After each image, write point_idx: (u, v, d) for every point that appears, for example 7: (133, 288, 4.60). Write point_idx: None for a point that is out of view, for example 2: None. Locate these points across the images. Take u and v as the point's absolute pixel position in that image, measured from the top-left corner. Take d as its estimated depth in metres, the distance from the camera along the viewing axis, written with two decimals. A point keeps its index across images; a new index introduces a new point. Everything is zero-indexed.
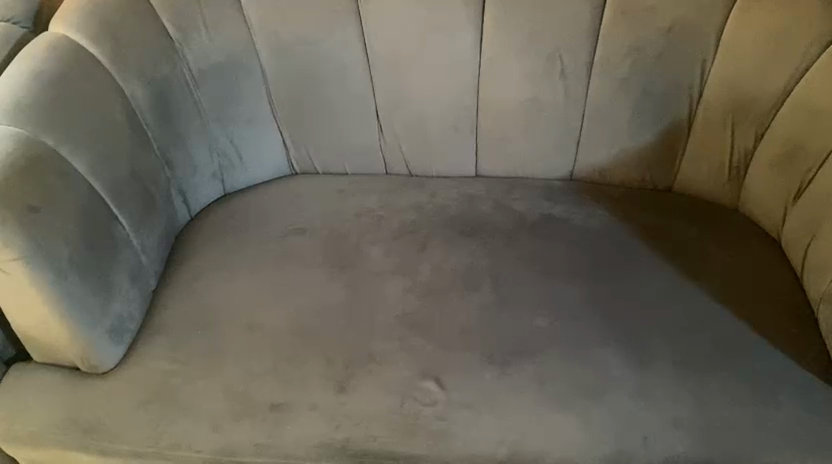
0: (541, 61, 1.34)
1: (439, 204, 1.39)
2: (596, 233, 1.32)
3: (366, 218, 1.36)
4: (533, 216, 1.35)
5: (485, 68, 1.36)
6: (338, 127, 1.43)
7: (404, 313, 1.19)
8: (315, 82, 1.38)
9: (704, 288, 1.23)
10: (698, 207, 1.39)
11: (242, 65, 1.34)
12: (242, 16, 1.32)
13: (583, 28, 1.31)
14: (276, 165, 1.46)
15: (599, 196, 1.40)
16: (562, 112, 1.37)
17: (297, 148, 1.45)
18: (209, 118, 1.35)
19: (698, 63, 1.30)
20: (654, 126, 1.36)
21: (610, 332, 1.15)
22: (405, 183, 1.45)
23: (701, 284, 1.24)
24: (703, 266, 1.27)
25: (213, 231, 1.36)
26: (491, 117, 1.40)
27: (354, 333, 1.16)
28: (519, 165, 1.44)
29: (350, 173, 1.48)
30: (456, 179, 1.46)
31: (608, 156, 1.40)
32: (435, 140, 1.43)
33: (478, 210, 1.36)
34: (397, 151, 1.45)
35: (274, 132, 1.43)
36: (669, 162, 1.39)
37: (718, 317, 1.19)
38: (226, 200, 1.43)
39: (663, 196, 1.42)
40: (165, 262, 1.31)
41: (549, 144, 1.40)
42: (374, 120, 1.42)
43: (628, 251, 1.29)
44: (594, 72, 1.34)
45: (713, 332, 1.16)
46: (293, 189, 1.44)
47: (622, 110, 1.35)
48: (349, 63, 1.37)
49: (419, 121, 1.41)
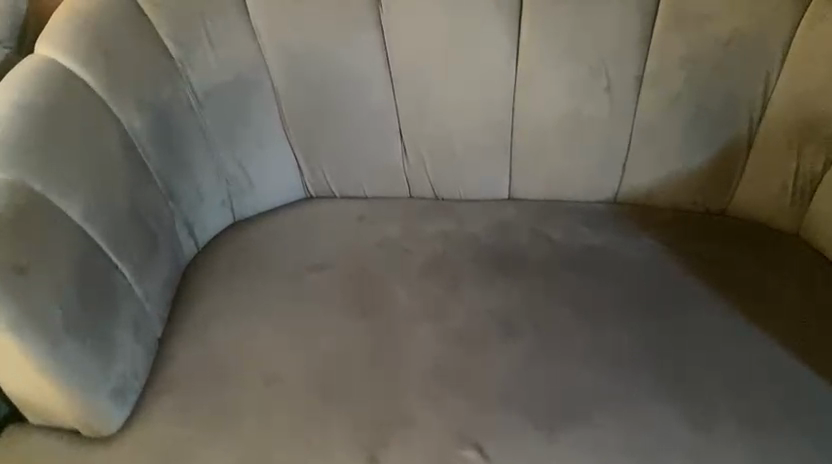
0: (584, 74, 1.20)
1: (470, 232, 1.25)
2: (646, 267, 1.19)
3: (390, 250, 1.23)
4: (575, 248, 1.22)
5: (520, 82, 1.22)
6: (358, 146, 1.28)
7: (438, 364, 1.06)
8: (331, 100, 1.23)
9: (769, 334, 1.10)
10: (755, 231, 1.25)
11: (252, 83, 1.21)
12: (250, 27, 1.18)
13: (633, 38, 1.17)
14: (289, 189, 1.32)
15: (647, 221, 1.28)
16: (606, 131, 1.24)
17: (312, 171, 1.31)
18: (216, 143, 1.22)
19: (762, 76, 1.16)
20: (710, 145, 1.22)
21: (669, 386, 1.03)
22: (430, 207, 1.31)
23: (766, 328, 1.11)
24: (767, 299, 1.15)
25: (222, 268, 1.23)
26: (529, 135, 1.26)
27: (383, 390, 1.04)
28: (558, 186, 1.30)
29: (369, 196, 1.34)
30: (486, 204, 1.31)
31: (657, 177, 1.27)
32: (465, 161, 1.28)
33: (514, 241, 1.23)
34: (422, 172, 1.30)
35: (286, 155, 1.29)
36: (723, 184, 1.26)
37: (788, 367, 1.06)
38: (235, 230, 1.30)
39: (716, 219, 1.28)
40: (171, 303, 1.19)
41: (592, 164, 1.27)
42: (397, 138, 1.27)
43: (682, 287, 1.16)
44: (643, 86, 1.20)
45: (784, 386, 1.04)
46: (307, 215, 1.31)
47: (673, 128, 1.22)
48: (370, 77, 1.22)
49: (447, 141, 1.27)
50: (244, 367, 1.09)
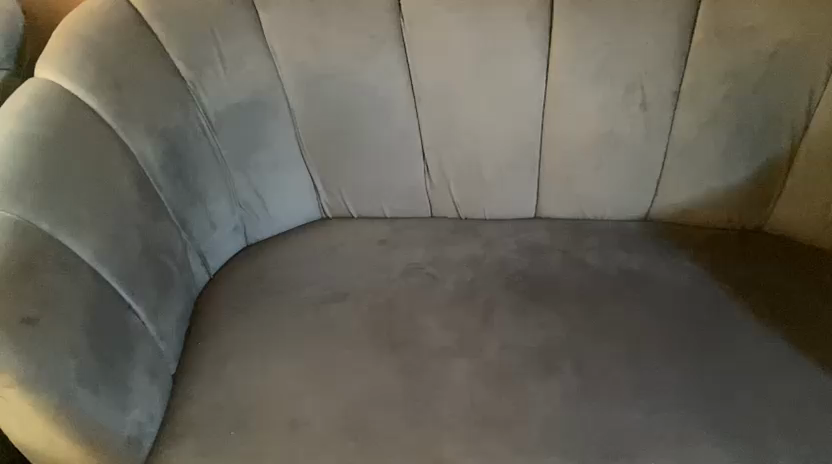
0: (617, 91, 1.14)
1: (499, 257, 1.19)
2: (686, 292, 1.13)
3: (415, 277, 1.17)
4: (610, 273, 1.16)
5: (549, 99, 1.16)
6: (379, 168, 1.22)
7: (476, 404, 1.00)
8: (353, 122, 1.18)
9: (821, 362, 1.04)
10: (794, 250, 1.20)
11: (267, 104, 1.14)
12: (265, 46, 1.12)
13: (670, 53, 1.11)
14: (305, 211, 1.26)
15: (681, 241, 1.22)
16: (638, 149, 1.18)
17: (330, 193, 1.25)
18: (230, 168, 1.15)
19: (807, 89, 1.10)
20: (749, 162, 1.17)
21: (721, 423, 0.97)
22: (455, 229, 1.25)
23: (817, 357, 1.05)
24: (816, 323, 1.10)
25: (238, 298, 1.16)
26: (558, 153, 1.20)
27: (417, 433, 0.98)
28: (587, 205, 1.24)
29: (390, 216, 1.29)
30: (512, 224, 1.26)
31: (692, 195, 1.21)
32: (491, 181, 1.23)
33: (545, 265, 1.18)
34: (445, 193, 1.25)
35: (303, 177, 1.22)
36: (762, 202, 1.20)
37: None
38: (249, 256, 1.23)
39: (753, 239, 1.23)
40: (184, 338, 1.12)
41: (623, 183, 1.22)
42: (420, 159, 1.22)
43: (724, 314, 1.11)
44: (680, 103, 1.14)
45: None
46: (326, 239, 1.25)
47: (710, 146, 1.17)
48: (392, 97, 1.16)
49: (473, 161, 1.21)
50: (266, 408, 1.02)
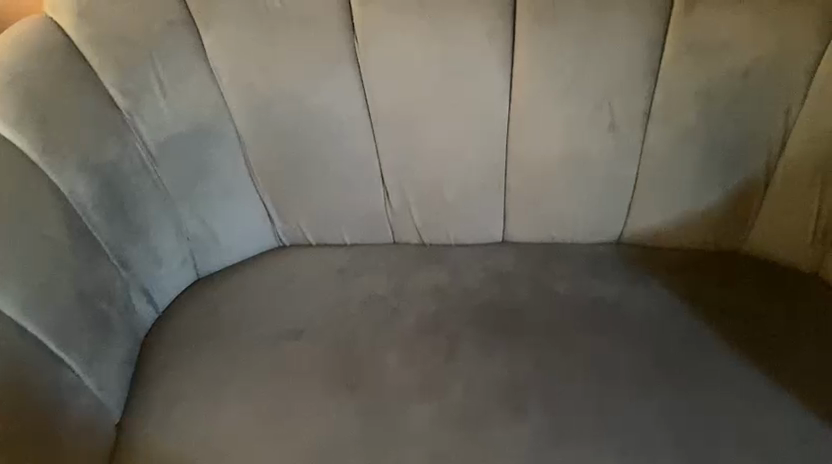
0: (586, 111, 1.08)
1: (465, 286, 1.13)
2: (659, 322, 1.09)
3: (376, 310, 1.10)
4: (581, 302, 1.10)
5: (514, 119, 1.10)
6: (336, 193, 1.15)
7: (439, 450, 0.95)
8: (306, 147, 1.11)
9: (798, 397, 1.00)
10: (772, 273, 1.16)
11: (213, 132, 1.07)
12: (209, 68, 1.04)
13: (639, 69, 1.05)
14: (260, 240, 1.19)
15: (655, 265, 1.17)
16: (609, 170, 1.12)
17: (286, 221, 1.18)
18: (175, 199, 1.08)
19: (782, 109, 1.05)
20: (723, 185, 1.11)
21: None
22: (418, 256, 1.18)
23: (793, 392, 1.01)
24: (793, 353, 1.06)
25: (187, 336, 1.09)
26: (525, 176, 1.13)
27: None
28: (557, 227, 1.18)
29: (350, 244, 1.21)
30: (479, 248, 1.19)
31: (667, 216, 1.16)
32: (455, 205, 1.16)
33: (513, 294, 1.12)
34: (407, 218, 1.18)
35: (255, 205, 1.15)
36: (737, 224, 1.15)
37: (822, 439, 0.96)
38: (200, 289, 1.16)
39: (730, 261, 1.18)
40: (131, 381, 1.05)
41: (594, 205, 1.15)
42: (379, 184, 1.15)
43: (699, 345, 1.06)
44: (652, 121, 1.08)
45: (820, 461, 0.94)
46: (282, 269, 1.18)
47: (683, 166, 1.11)
48: (348, 123, 1.10)
49: (436, 185, 1.14)
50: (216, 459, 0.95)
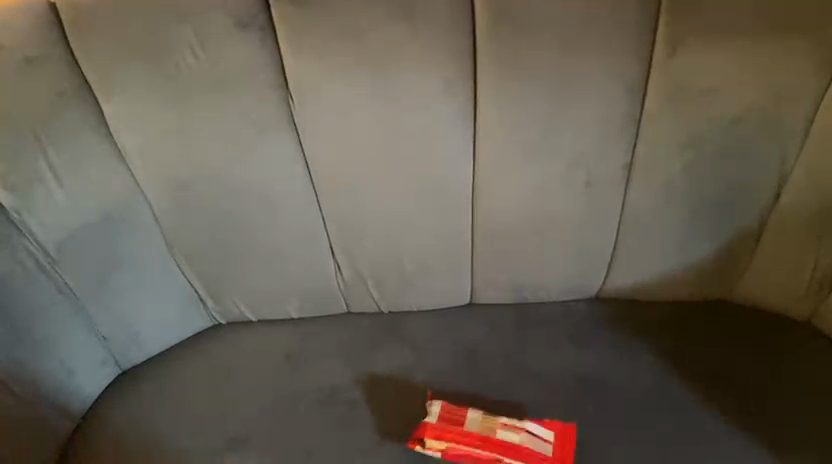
0: (560, 170, 0.96)
1: (430, 368, 1.01)
2: (651, 397, 0.98)
3: (335, 406, 0.97)
4: (563, 381, 1.00)
5: (480, 185, 0.97)
6: (278, 272, 1.02)
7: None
8: (243, 224, 0.96)
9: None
10: (764, 324, 1.07)
11: (123, 217, 0.92)
12: (113, 145, 0.89)
13: (619, 121, 0.92)
14: (190, 323, 1.05)
15: (637, 322, 1.08)
16: (585, 229, 1.01)
17: (221, 302, 1.04)
18: (83, 299, 0.93)
19: (777, 160, 0.95)
20: (710, 238, 1.02)
21: None
22: (377, 331, 1.06)
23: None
24: (789, 421, 0.96)
25: (114, 453, 0.93)
26: (492, 242, 1.01)
27: None
28: (530, 289, 1.07)
29: (298, 318, 1.08)
30: (446, 317, 1.07)
31: (647, 272, 1.07)
32: (415, 275, 1.04)
33: (487, 375, 1.00)
34: (363, 290, 1.04)
35: (182, 290, 1.02)
36: (725, 276, 1.07)
37: None
38: (124, 386, 1.01)
39: (718, 316, 1.08)
40: None
41: (569, 264, 1.05)
42: (328, 258, 1.01)
43: (694, 424, 0.96)
44: (632, 178, 0.97)
45: None
46: (222, 355, 1.04)
47: (665, 221, 1.00)
48: (287, 195, 0.95)
49: (395, 254, 1.01)
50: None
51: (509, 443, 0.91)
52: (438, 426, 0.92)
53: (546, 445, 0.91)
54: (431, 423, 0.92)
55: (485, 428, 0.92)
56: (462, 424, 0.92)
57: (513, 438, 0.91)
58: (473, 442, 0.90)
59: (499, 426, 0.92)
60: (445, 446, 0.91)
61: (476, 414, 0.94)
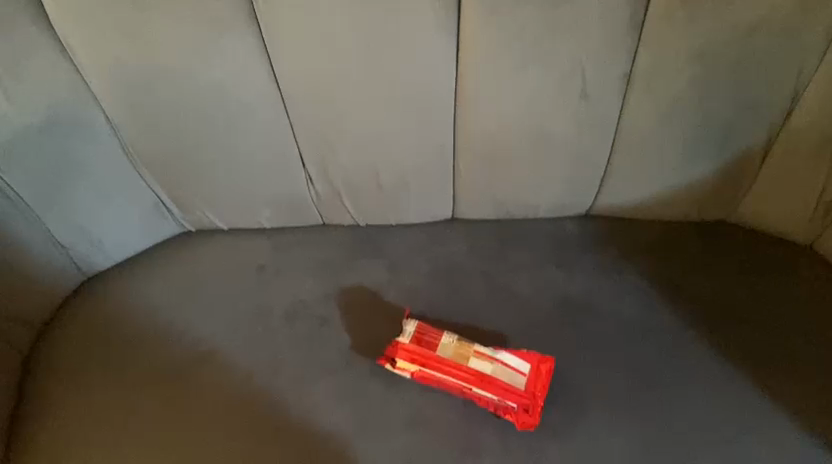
0: (552, 80, 0.88)
1: (405, 285, 0.98)
2: (633, 323, 0.95)
3: (303, 321, 0.95)
4: (544, 304, 0.96)
5: (462, 97, 0.90)
6: (250, 181, 0.97)
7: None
8: (208, 129, 0.91)
9: (780, 401, 0.88)
10: (761, 248, 1.02)
11: (75, 121, 0.88)
12: (59, 45, 0.83)
13: (621, 28, 0.83)
14: (157, 231, 1.02)
15: (628, 243, 1.03)
16: (576, 145, 0.95)
17: (189, 212, 1.01)
18: (35, 205, 0.90)
19: (793, 73, 0.87)
20: (712, 157, 0.96)
21: None
22: (355, 244, 1.02)
23: (774, 394, 0.88)
24: (778, 347, 0.92)
25: (76, 361, 0.92)
26: (476, 156, 0.96)
27: None
28: (515, 205, 1.02)
29: (270, 229, 1.04)
30: (426, 230, 1.04)
31: (641, 191, 1.01)
32: (394, 189, 0.99)
33: (464, 294, 0.97)
34: (337, 202, 1.01)
35: (144, 195, 0.98)
36: (724, 198, 1.01)
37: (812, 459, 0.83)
38: (91, 292, 0.99)
39: (714, 237, 1.03)
40: (13, 413, 0.89)
41: (558, 181, 0.99)
42: (300, 169, 0.97)
43: (677, 350, 0.93)
44: (631, 89, 0.89)
45: None
46: (194, 264, 1.01)
47: (662, 139, 0.94)
48: (255, 101, 0.89)
49: (372, 166, 0.96)
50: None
51: (480, 373, 0.87)
52: (410, 347, 0.88)
53: (519, 379, 0.88)
54: (403, 344, 0.88)
55: (458, 355, 0.88)
56: (436, 349, 0.88)
57: (485, 368, 0.87)
58: (444, 368, 0.87)
59: (472, 355, 0.88)
60: (414, 369, 0.88)
61: (451, 340, 0.89)
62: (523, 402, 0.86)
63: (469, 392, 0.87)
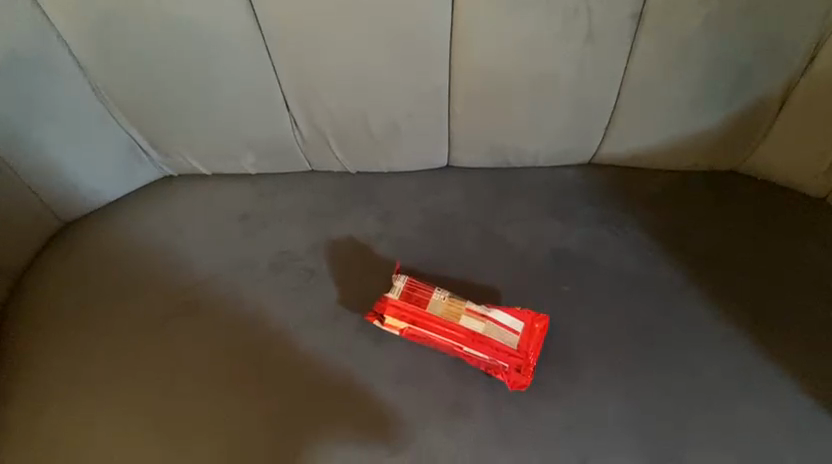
0: (556, 20, 0.81)
1: (396, 237, 0.94)
2: (633, 279, 0.91)
3: (290, 274, 0.92)
4: (542, 258, 0.92)
5: (459, 39, 0.84)
6: (232, 125, 0.93)
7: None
8: (186, 72, 0.86)
9: (782, 359, 0.85)
10: (771, 200, 0.97)
11: (38, 60, 0.82)
12: None
13: None
14: (135, 174, 0.99)
15: (630, 193, 0.99)
16: (581, 90, 0.89)
17: (169, 156, 0.97)
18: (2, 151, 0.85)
19: (819, 14, 0.80)
20: (725, 104, 0.90)
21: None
22: (343, 192, 0.98)
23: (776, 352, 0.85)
24: (783, 304, 0.89)
25: (54, 311, 0.90)
26: (471, 102, 0.90)
27: None
28: (514, 153, 0.97)
29: (256, 174, 1.01)
30: (418, 178, 1.00)
31: (646, 140, 0.95)
32: (386, 135, 0.94)
33: (458, 245, 0.93)
34: (324, 147, 0.96)
35: (119, 139, 0.94)
36: (735, 148, 0.96)
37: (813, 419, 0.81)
38: (69, 239, 0.96)
39: (723, 189, 0.98)
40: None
41: (560, 129, 0.94)
42: (285, 111, 0.91)
43: (678, 307, 0.89)
44: (641, 31, 0.83)
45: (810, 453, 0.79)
46: (177, 210, 0.98)
47: (670, 85, 0.88)
48: (234, 38, 0.83)
49: (362, 110, 0.90)
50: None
51: (471, 331, 0.85)
52: (399, 304, 0.86)
53: (511, 338, 0.85)
54: (391, 300, 0.86)
55: (449, 313, 0.86)
56: (425, 306, 0.86)
57: (476, 327, 0.85)
58: (433, 326, 0.85)
59: (464, 312, 0.86)
60: (403, 326, 0.85)
61: (442, 296, 0.86)
62: (515, 362, 0.84)
63: (458, 351, 0.85)
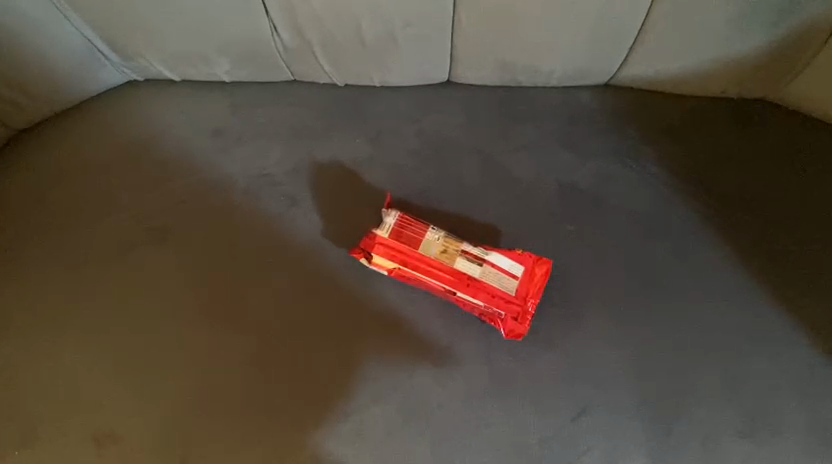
0: None
1: (385, 163, 0.86)
2: (645, 219, 0.83)
3: (268, 199, 0.84)
4: (546, 192, 0.84)
5: None
6: (204, 29, 0.81)
7: (353, 421, 0.72)
8: None
9: (801, 312, 0.78)
10: (802, 135, 0.87)
11: None
12: None
13: None
14: (95, 78, 0.88)
15: (647, 122, 0.90)
16: (607, 5, 0.77)
17: (131, 59, 0.87)
18: None
19: None
20: (765, 29, 0.79)
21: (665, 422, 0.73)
22: (331, 108, 0.89)
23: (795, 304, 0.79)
24: (805, 250, 0.81)
25: (7, 231, 0.81)
26: (479, 15, 0.79)
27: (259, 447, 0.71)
28: (522, 71, 0.87)
29: (233, 83, 0.91)
30: (414, 95, 0.90)
31: (671, 64, 0.86)
32: (380, 46, 0.83)
33: (454, 176, 0.85)
34: (310, 57, 0.85)
35: (71, 37, 0.83)
36: (773, 77, 0.86)
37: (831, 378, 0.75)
38: (24, 148, 0.87)
39: (750, 120, 0.89)
40: None
41: (577, 48, 0.83)
42: (264, 15, 0.79)
43: (692, 250, 0.82)
44: None
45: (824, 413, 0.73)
46: (145, 120, 0.89)
47: (706, 5, 0.77)
48: None
49: (352, 18, 0.79)
50: (65, 414, 0.72)
51: (466, 276, 0.77)
52: (389, 243, 0.78)
53: (510, 283, 0.78)
54: (380, 238, 0.78)
55: (443, 255, 0.78)
56: (418, 246, 0.78)
57: (473, 271, 0.77)
58: (425, 269, 0.77)
59: (459, 255, 0.78)
60: (392, 266, 0.78)
61: (437, 237, 0.79)
62: (513, 309, 0.77)
63: (451, 295, 0.78)
